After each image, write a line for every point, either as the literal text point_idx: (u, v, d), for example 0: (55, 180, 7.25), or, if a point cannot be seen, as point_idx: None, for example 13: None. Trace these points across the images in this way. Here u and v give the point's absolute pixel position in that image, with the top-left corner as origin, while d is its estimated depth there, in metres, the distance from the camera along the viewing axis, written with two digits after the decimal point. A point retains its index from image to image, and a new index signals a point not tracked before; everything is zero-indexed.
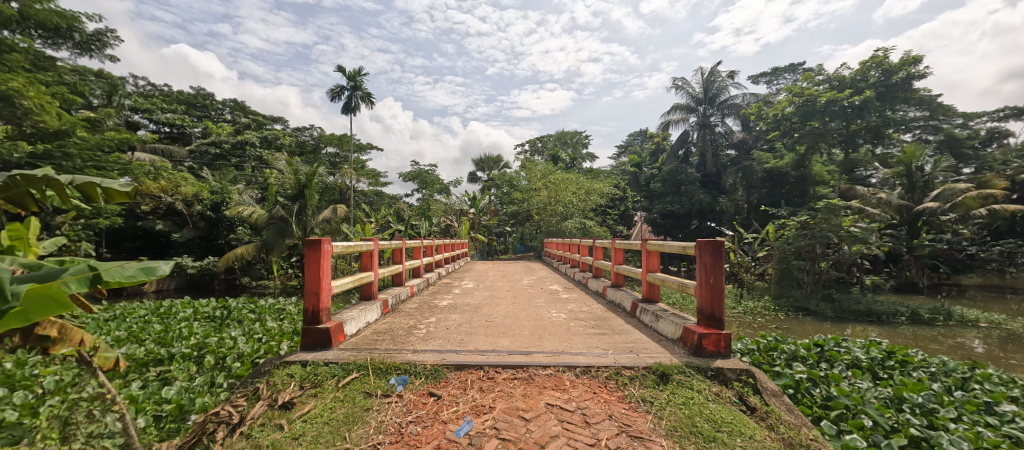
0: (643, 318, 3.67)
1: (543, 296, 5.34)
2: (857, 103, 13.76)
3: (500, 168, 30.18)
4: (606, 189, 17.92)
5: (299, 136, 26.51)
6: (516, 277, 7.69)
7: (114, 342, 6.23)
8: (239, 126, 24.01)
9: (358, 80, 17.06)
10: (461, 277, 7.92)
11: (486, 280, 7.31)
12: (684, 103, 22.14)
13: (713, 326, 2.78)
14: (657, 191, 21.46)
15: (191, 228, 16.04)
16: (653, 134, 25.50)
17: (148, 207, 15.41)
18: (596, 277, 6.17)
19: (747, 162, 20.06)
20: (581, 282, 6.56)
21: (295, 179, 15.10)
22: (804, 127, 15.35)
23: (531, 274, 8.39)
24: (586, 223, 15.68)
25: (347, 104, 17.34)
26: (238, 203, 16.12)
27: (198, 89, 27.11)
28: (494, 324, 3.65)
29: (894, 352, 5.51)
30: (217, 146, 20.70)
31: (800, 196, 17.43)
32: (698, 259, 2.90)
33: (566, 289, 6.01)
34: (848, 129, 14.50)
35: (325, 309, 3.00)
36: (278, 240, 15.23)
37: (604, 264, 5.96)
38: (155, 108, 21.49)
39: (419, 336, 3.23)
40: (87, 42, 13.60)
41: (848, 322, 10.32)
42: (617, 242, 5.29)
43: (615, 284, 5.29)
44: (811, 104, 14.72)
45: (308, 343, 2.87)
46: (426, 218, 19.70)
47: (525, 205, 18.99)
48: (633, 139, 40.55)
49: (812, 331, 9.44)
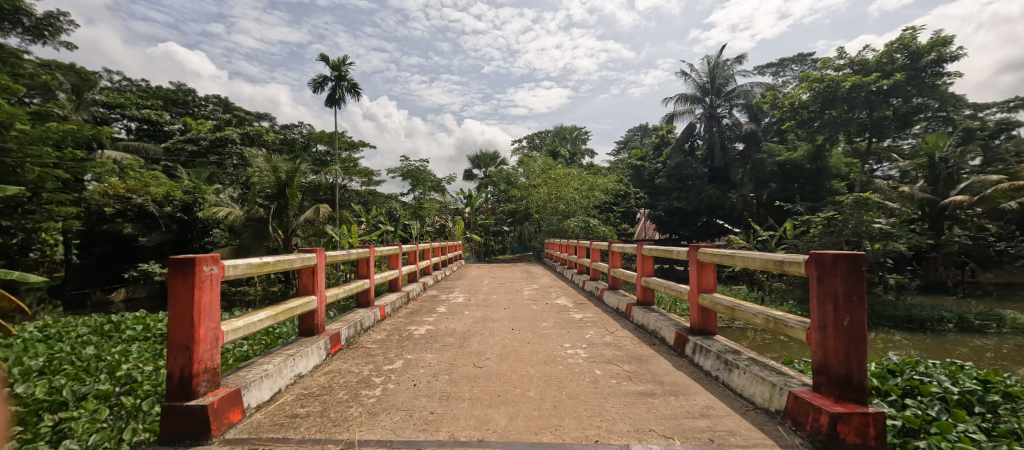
0: (704, 362, 2.53)
1: (550, 318, 4.18)
2: (884, 89, 12.70)
3: (496, 165, 29.00)
4: (610, 185, 16.82)
5: (288, 133, 25.29)
6: (515, 287, 6.53)
7: (16, 378, 4.95)
8: (222, 123, 22.77)
9: (343, 70, 15.84)
10: (452, 287, 6.79)
11: (479, 292, 6.14)
12: (691, 94, 21.09)
13: (850, 399, 1.66)
14: (662, 187, 20.34)
15: (162, 231, 14.81)
16: (656, 129, 24.40)
17: (115, 209, 14.20)
18: (614, 291, 5.03)
19: (758, 155, 18.97)
20: (595, 295, 5.43)
21: (275, 177, 13.93)
22: (823, 116, 14.28)
23: (532, 282, 7.28)
24: (589, 222, 14.57)
25: (331, 96, 16.11)
26: (214, 204, 14.95)
27: (179, 84, 25.76)
28: (486, 376, 2.47)
29: (990, 381, 4.37)
30: (195, 143, 19.47)
31: (816, 191, 16.38)
32: (817, 285, 1.77)
33: (576, 305, 4.88)
34: (872, 118, 13.44)
35: (205, 371, 1.84)
36: (255, 243, 14.11)
37: (626, 275, 4.80)
38: (129, 104, 20.22)
39: (367, 408, 2.04)
40: (40, 26, 11.97)
41: (886, 329, 9.19)
42: (644, 249, 4.14)
43: (643, 302, 4.15)
44: (831, 91, 13.66)
45: (170, 432, 1.72)
46: (418, 218, 18.52)
47: (524, 203, 17.87)
48: (632, 135, 39.66)
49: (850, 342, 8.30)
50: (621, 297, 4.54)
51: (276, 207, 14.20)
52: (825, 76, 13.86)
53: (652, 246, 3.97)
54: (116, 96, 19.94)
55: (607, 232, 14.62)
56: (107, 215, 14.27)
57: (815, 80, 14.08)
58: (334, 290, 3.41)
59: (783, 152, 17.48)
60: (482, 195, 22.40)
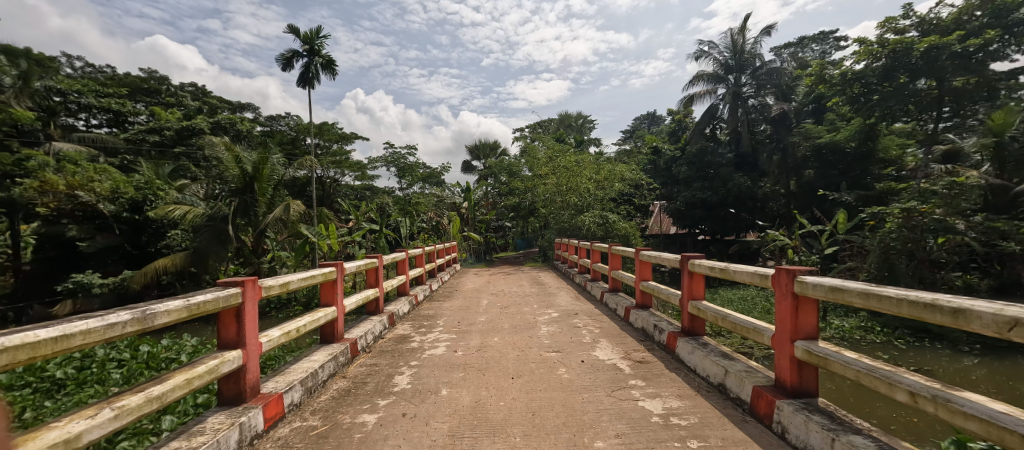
0: None
1: (607, 419, 2.10)
2: (968, 51, 10.63)
3: (496, 155, 26.99)
4: (629, 174, 14.70)
5: (272, 125, 23.21)
6: (525, 319, 4.43)
7: None
8: (192, 113, 20.55)
9: (317, 44, 13.68)
10: (435, 318, 4.73)
11: (472, 330, 4.07)
12: (711, 72, 18.99)
13: None
14: (681, 177, 18.28)
15: (108, 233, 12.65)
16: (671, 113, 22.20)
17: (54, 207, 12.13)
18: (704, 344, 2.85)
19: (790, 137, 16.76)
20: (659, 341, 3.35)
21: (238, 169, 11.89)
22: (881, 89, 12.24)
23: (550, 305, 5.24)
24: (608, 217, 12.44)
25: (304, 75, 13.98)
26: (171, 201, 12.92)
27: (150, 73, 23.56)
28: None
29: None
30: (159, 134, 17.46)
31: (861, 177, 14.30)
32: None
33: (637, 370, 2.81)
34: (942, 89, 11.38)
35: None
36: (214, 247, 12.02)
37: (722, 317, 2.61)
38: (87, 91, 17.96)
39: None
40: None
41: (1004, 349, 7.09)
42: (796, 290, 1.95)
43: (796, 392, 2.00)
44: (896, 57, 11.63)
45: None
46: (411, 214, 16.51)
47: (529, 196, 15.94)
48: (639, 123, 37.94)
49: (970, 369, 6.17)
50: (731, 365, 2.43)
51: (239, 204, 12.07)
52: (888, 41, 11.79)
53: (833, 285, 1.77)
54: (71, 82, 17.75)
55: (629, 229, 12.49)
56: (47, 215, 12.28)
57: (873, 45, 11.99)
58: (78, 421, 1.29)
59: (823, 133, 15.32)
60: (480, 188, 20.29)
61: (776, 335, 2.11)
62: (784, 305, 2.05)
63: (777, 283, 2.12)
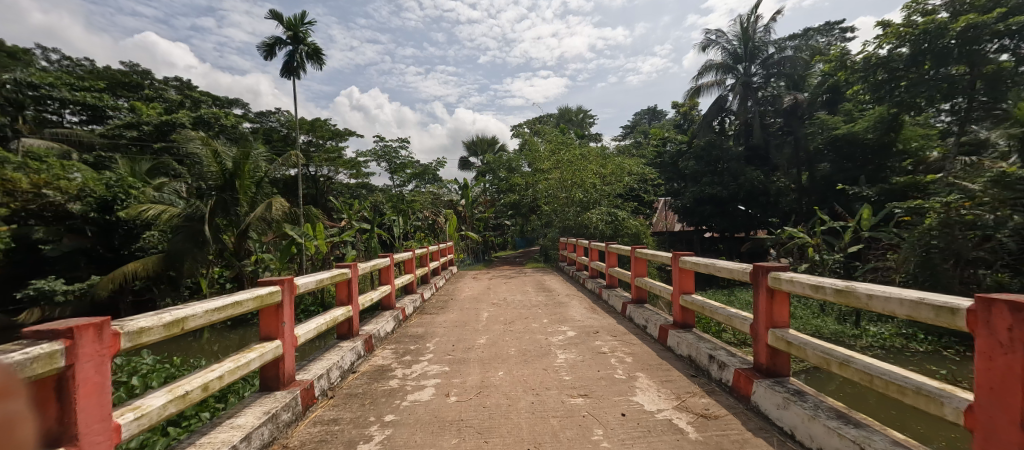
0: None
1: None
2: (1010, 30, 9.80)
3: (495, 151, 26.13)
4: (636, 169, 13.85)
5: (262, 121, 22.27)
6: (535, 341, 3.59)
7: None
8: (175, 108, 19.51)
9: (302, 30, 12.75)
10: (425, 339, 3.88)
11: (471, 358, 3.22)
12: (720, 62, 18.17)
13: None
14: (689, 172, 17.46)
15: (76, 234, 11.72)
16: (676, 105, 21.40)
17: (18, 207, 11.11)
18: (800, 394, 1.99)
19: (804, 129, 15.98)
20: (721, 384, 2.48)
21: (216, 165, 10.99)
22: (908, 75, 11.43)
23: (563, 320, 4.39)
24: (616, 214, 11.59)
25: (288, 64, 13.04)
26: (146, 200, 11.99)
27: (132, 66, 22.52)
28: None
29: None
30: (137, 129, 16.51)
31: (881, 170, 13.52)
32: None
33: (707, 434, 1.94)
34: (974, 73, 10.58)
35: None
36: (190, 249, 11.06)
37: (842, 363, 1.75)
38: (61, 84, 16.92)
39: None
40: None
41: None
42: None
43: None
44: (926, 39, 10.81)
45: None
46: (405, 213, 15.64)
47: (530, 192, 15.09)
48: (639, 118, 37.19)
49: None
50: (872, 442, 1.56)
51: (217, 202, 11.17)
52: (916, 22, 10.99)
53: None
54: (43, 75, 16.70)
55: (639, 227, 11.65)
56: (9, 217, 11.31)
57: (901, 27, 11.17)
58: None
59: (840, 124, 14.47)
60: (479, 185, 19.39)
61: (980, 408, 1.25)
62: (1009, 364, 1.17)
63: (983, 325, 1.25)
